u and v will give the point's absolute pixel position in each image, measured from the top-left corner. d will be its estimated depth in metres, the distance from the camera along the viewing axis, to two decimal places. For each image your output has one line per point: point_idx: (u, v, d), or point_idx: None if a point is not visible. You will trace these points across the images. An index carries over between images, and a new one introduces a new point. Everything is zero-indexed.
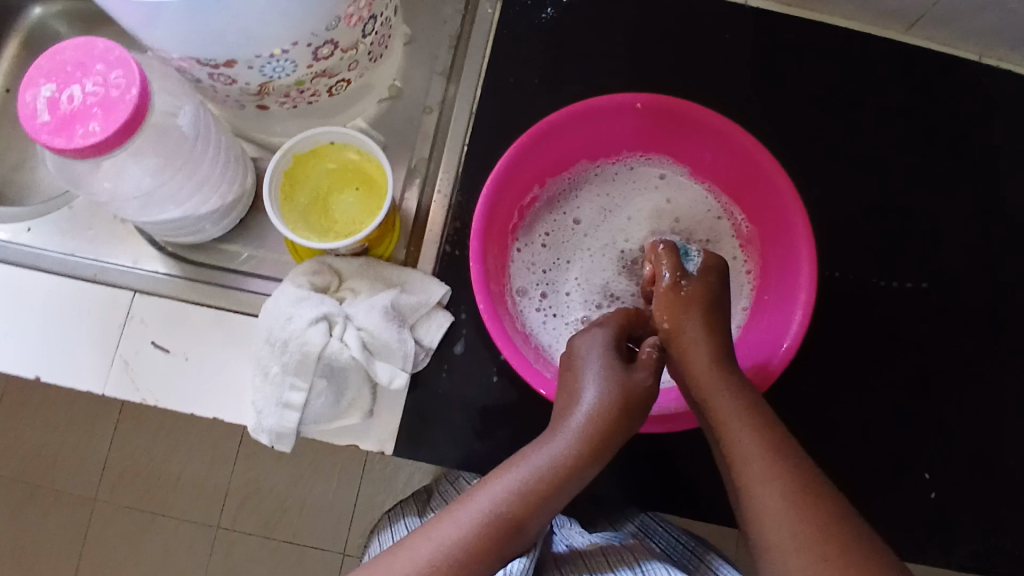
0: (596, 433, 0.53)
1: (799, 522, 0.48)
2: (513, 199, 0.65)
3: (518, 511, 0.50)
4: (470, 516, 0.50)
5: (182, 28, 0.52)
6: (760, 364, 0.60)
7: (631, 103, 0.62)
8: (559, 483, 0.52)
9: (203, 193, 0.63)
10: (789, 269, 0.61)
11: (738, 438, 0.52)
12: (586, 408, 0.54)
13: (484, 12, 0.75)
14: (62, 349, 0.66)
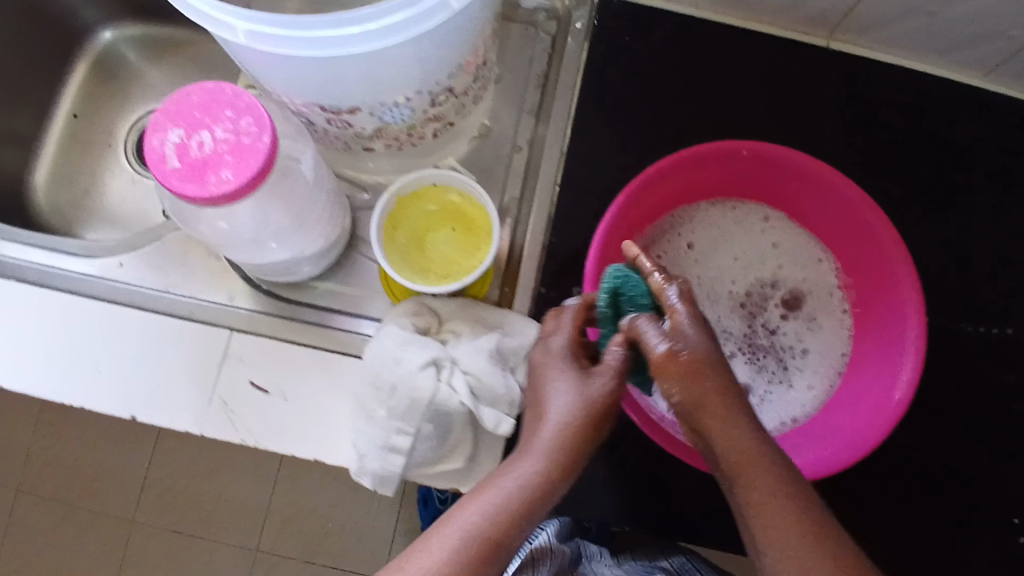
0: (565, 450, 0.54)
1: None
2: (623, 239, 0.66)
3: (491, 536, 0.50)
4: (452, 541, 0.50)
5: (320, 80, 0.53)
6: (870, 411, 0.61)
7: (740, 151, 0.63)
8: (516, 505, 0.51)
9: (310, 234, 0.63)
10: (896, 318, 0.62)
11: (772, 492, 0.51)
12: (556, 424, 0.54)
13: (573, 53, 0.76)
14: (159, 387, 0.66)
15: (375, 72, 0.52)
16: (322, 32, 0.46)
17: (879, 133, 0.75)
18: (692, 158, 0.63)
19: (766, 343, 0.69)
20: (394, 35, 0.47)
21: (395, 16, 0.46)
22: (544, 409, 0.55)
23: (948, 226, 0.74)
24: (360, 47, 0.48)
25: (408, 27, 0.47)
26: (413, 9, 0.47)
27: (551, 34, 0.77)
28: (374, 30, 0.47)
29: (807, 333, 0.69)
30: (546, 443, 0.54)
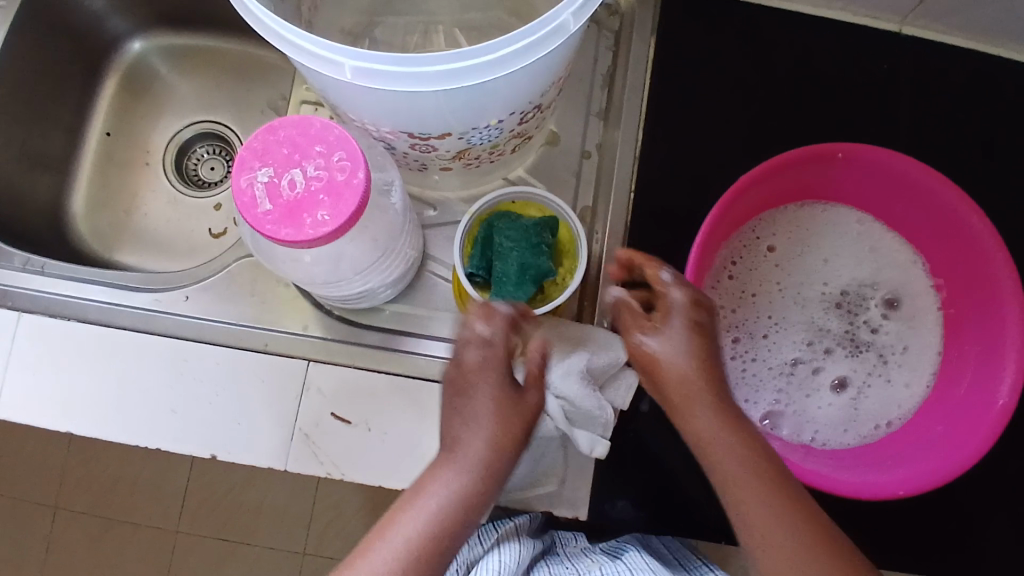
0: (489, 466, 0.50)
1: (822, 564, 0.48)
2: (714, 246, 0.63)
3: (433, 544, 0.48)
4: (396, 548, 0.48)
5: (419, 110, 0.50)
6: (972, 417, 0.59)
7: (836, 152, 0.61)
8: (447, 530, 0.49)
9: (393, 261, 0.60)
10: (993, 322, 0.60)
11: (721, 453, 0.50)
12: (479, 443, 0.50)
13: (638, 51, 0.73)
14: (237, 423, 0.64)
15: (476, 101, 0.49)
16: (430, 69, 0.43)
17: (960, 119, 0.72)
18: (783, 163, 0.61)
19: (875, 338, 0.66)
20: (505, 68, 0.45)
21: (509, 48, 0.43)
22: (468, 420, 0.51)
23: None
24: (468, 81, 0.45)
25: (520, 59, 0.44)
26: (528, 40, 0.43)
27: (614, 32, 0.74)
28: (485, 64, 0.44)
29: (905, 333, 0.66)
30: (471, 463, 0.50)
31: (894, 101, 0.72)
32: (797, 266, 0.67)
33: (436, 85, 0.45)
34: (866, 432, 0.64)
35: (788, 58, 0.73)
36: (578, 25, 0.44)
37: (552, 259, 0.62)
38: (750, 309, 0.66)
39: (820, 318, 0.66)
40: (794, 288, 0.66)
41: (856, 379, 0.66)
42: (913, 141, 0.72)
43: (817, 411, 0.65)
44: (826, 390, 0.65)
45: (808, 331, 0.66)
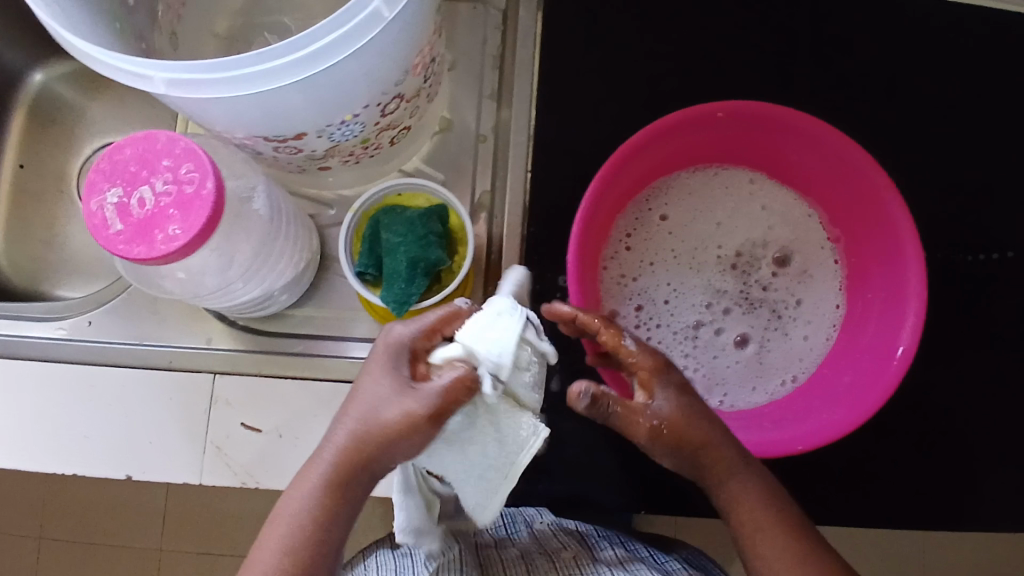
0: (377, 425, 0.45)
1: None
2: (602, 221, 0.63)
3: (333, 491, 0.46)
4: (296, 509, 0.46)
5: (257, 114, 0.49)
6: (875, 365, 0.59)
7: (715, 113, 0.59)
8: (340, 480, 0.46)
9: (278, 266, 0.60)
10: (895, 268, 0.59)
11: (752, 505, 0.50)
12: (365, 403, 0.46)
13: (527, 24, 0.71)
14: (150, 442, 0.64)
15: (313, 99, 0.49)
16: (242, 70, 0.43)
17: (855, 65, 0.72)
18: (665, 128, 0.59)
19: (767, 295, 0.66)
20: (321, 63, 0.44)
21: (319, 41, 0.43)
22: (366, 383, 0.47)
23: (937, 154, 0.71)
24: (287, 79, 0.44)
25: (334, 52, 0.44)
26: (338, 32, 0.42)
27: (501, 9, 0.72)
28: (297, 60, 0.43)
29: (803, 285, 0.66)
30: (355, 417, 0.46)
31: (783, 56, 0.72)
32: (693, 230, 0.67)
33: (254, 87, 0.44)
34: (774, 387, 0.64)
35: (675, 21, 0.72)
36: (393, 11, 0.43)
37: (444, 249, 0.61)
38: (649, 280, 0.66)
39: (717, 282, 0.66)
40: (687, 248, 0.66)
41: (756, 335, 0.65)
42: (811, 91, 0.72)
43: (725, 371, 0.64)
44: (726, 348, 0.65)
45: (710, 295, 0.66)
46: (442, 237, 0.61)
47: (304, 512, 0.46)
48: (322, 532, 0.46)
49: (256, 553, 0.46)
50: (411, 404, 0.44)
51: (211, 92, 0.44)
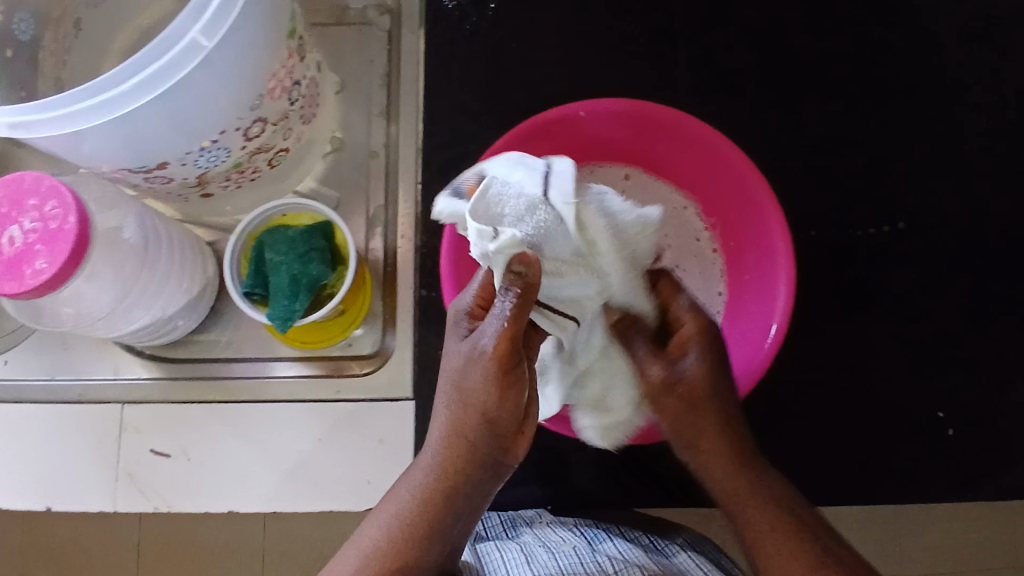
0: (470, 389, 0.49)
1: (787, 534, 0.51)
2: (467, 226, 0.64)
3: (436, 478, 0.53)
4: (411, 488, 0.54)
5: (109, 153, 0.52)
6: (750, 346, 0.60)
7: (577, 111, 0.62)
8: (455, 455, 0.52)
9: (168, 292, 0.62)
10: (768, 255, 0.61)
11: (754, 467, 0.54)
12: (455, 366, 0.50)
13: (410, 44, 0.74)
14: (65, 474, 0.66)
15: (158, 134, 0.52)
16: (70, 108, 0.47)
17: (736, 50, 0.72)
18: (529, 129, 0.61)
19: None
20: (144, 97, 0.48)
21: (138, 75, 0.47)
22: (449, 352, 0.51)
23: (826, 129, 0.71)
24: (114, 113, 0.48)
25: (156, 84, 0.47)
26: (155, 64, 0.47)
27: (386, 28, 0.74)
28: (120, 94, 0.47)
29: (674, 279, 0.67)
30: (445, 387, 0.52)
31: (664, 47, 0.73)
32: None
33: (85, 124, 0.48)
34: None
35: (553, 22, 0.74)
36: (211, 40, 0.47)
37: (328, 264, 0.63)
38: None
39: None
40: None
41: None
42: (694, 80, 0.72)
43: None
44: None
45: None
46: (324, 252, 0.63)
47: (404, 504, 0.54)
48: (412, 521, 0.53)
49: (370, 520, 0.55)
50: (477, 355, 0.48)
51: (47, 132, 0.48)
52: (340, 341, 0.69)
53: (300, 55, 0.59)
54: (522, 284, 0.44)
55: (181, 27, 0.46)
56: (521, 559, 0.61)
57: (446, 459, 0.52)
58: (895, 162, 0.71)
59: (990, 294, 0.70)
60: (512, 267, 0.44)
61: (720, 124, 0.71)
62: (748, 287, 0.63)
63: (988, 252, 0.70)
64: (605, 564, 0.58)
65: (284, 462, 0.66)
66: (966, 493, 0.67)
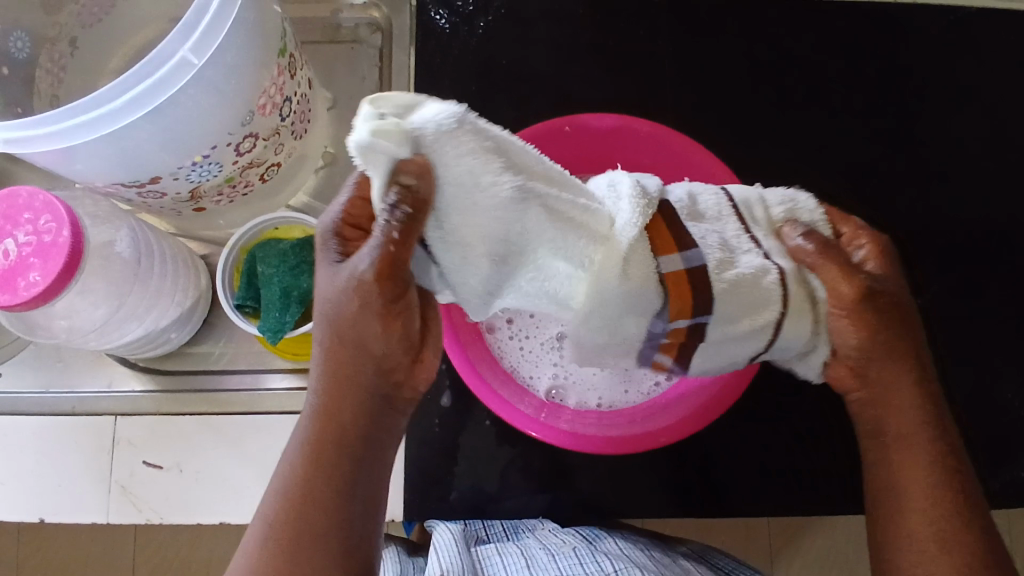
0: (341, 318, 0.46)
1: (936, 511, 0.50)
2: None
3: (315, 425, 0.49)
4: (301, 441, 0.50)
5: (100, 168, 0.53)
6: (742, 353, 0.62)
7: (563, 126, 0.63)
8: (336, 392, 0.49)
9: (160, 305, 0.63)
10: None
11: (913, 431, 0.52)
12: (326, 298, 0.47)
13: (400, 61, 0.75)
14: (59, 486, 0.66)
15: (150, 149, 0.53)
16: (63, 123, 0.48)
17: (720, 67, 0.74)
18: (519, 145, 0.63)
19: None
20: (136, 112, 0.49)
21: (130, 90, 0.48)
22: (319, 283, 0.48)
23: (806, 144, 0.73)
24: (107, 127, 0.49)
25: (148, 100, 0.49)
26: (147, 81, 0.48)
27: (377, 47, 0.76)
28: (113, 108, 0.48)
29: None
30: (318, 322, 0.48)
31: (648, 64, 0.74)
32: None
33: (78, 139, 0.49)
34: (647, 389, 0.67)
35: (541, 39, 0.75)
36: (202, 58, 0.49)
37: (318, 276, 0.64)
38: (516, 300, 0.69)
39: None
40: None
41: None
42: (679, 96, 0.74)
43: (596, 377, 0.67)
44: None
45: None
46: (316, 264, 0.64)
47: (289, 462, 0.50)
48: (297, 480, 0.49)
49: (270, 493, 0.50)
50: (351, 281, 0.45)
51: (40, 147, 0.49)
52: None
53: (291, 72, 0.60)
54: (412, 201, 0.42)
55: (172, 45, 0.48)
56: (522, 562, 0.62)
57: (332, 404, 0.49)
58: (872, 175, 0.73)
59: (969, 303, 0.71)
60: (401, 178, 0.42)
61: (704, 138, 0.73)
62: None
63: (968, 262, 0.72)
64: (606, 566, 0.60)
65: (276, 474, 0.66)
66: None
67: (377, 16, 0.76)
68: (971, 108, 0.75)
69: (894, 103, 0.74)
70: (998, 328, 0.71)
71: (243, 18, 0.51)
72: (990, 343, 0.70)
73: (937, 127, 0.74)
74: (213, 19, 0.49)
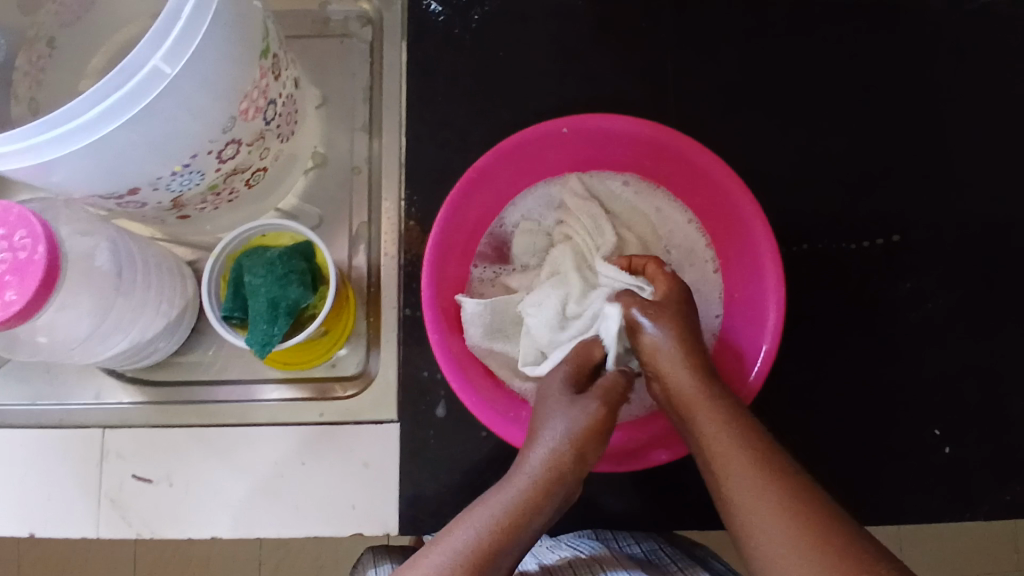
0: (552, 469, 0.52)
1: (776, 519, 0.45)
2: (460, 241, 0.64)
3: (534, 502, 0.50)
4: (479, 524, 0.49)
5: (74, 182, 0.51)
6: (744, 368, 0.61)
7: (559, 128, 0.61)
8: (545, 487, 0.51)
9: (144, 316, 0.61)
10: (759, 275, 0.60)
11: (725, 444, 0.50)
12: (541, 451, 0.52)
13: (392, 57, 0.73)
14: (48, 500, 0.65)
15: (125, 161, 0.51)
16: (30, 140, 0.45)
17: (726, 61, 0.71)
18: (510, 146, 0.60)
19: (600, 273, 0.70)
20: (108, 126, 0.47)
21: (100, 104, 0.46)
22: (534, 441, 0.54)
23: (817, 140, 0.70)
24: (77, 142, 0.46)
25: (120, 112, 0.46)
26: (118, 93, 0.46)
27: (368, 42, 0.73)
28: (84, 123, 0.46)
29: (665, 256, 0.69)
30: (546, 450, 0.53)
31: (650, 59, 0.71)
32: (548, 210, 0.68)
33: (47, 155, 0.46)
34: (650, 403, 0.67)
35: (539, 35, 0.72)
36: (175, 67, 0.47)
37: (307, 286, 0.61)
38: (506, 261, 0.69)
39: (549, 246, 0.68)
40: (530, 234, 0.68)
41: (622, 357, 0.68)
42: (682, 92, 0.71)
43: None
44: None
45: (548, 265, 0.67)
46: (304, 273, 0.62)
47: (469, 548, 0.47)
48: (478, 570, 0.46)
49: (419, 560, 0.47)
50: (591, 400, 0.55)
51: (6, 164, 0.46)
52: (324, 361, 0.67)
53: (275, 74, 0.58)
54: None
55: (143, 54, 0.45)
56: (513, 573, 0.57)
57: (533, 491, 0.51)
58: (888, 172, 0.69)
59: (987, 307, 0.68)
60: None
61: (709, 136, 0.70)
62: (741, 309, 0.64)
63: (986, 264, 0.68)
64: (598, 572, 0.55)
65: (267, 486, 0.65)
66: (964, 511, 0.65)
67: (368, 9, 0.73)
68: (997, 98, 0.70)
69: (913, 94, 0.70)
70: (1017, 333, 0.68)
71: (222, 22, 0.48)
72: (1007, 349, 0.67)
73: (960, 120, 0.70)
74: (187, 25, 0.46)
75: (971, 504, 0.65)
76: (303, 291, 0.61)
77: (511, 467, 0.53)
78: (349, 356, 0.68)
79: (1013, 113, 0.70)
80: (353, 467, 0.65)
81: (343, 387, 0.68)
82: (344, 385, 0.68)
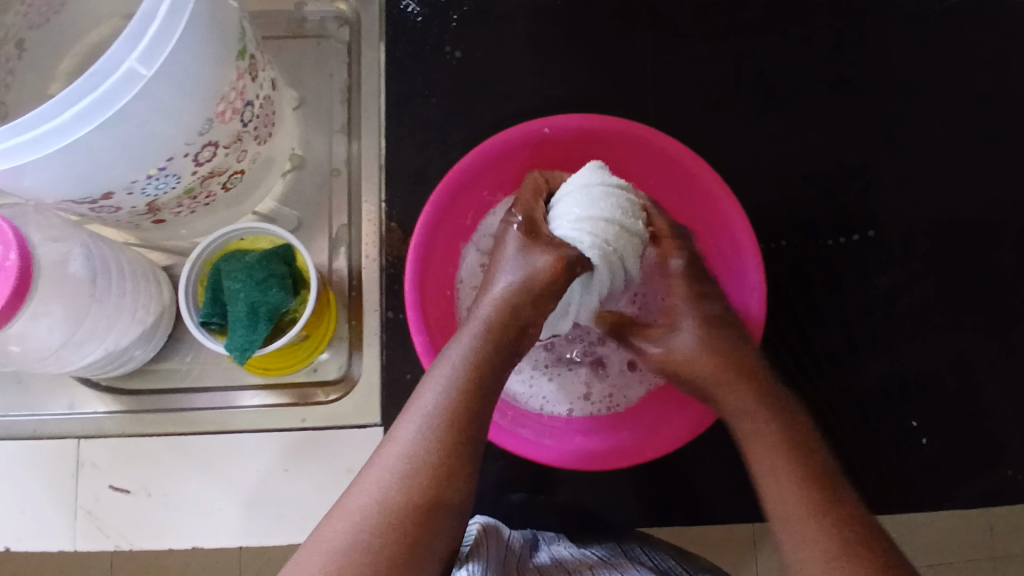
0: (509, 303, 0.54)
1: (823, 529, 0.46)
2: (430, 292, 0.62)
3: (449, 440, 0.48)
4: (425, 413, 0.49)
5: (47, 187, 0.50)
6: None
7: (541, 128, 0.61)
8: (494, 354, 0.53)
9: (118, 324, 0.60)
10: (740, 276, 0.61)
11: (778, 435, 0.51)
12: (496, 296, 0.55)
13: (370, 58, 0.72)
14: (20, 513, 0.63)
15: (98, 165, 0.49)
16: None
17: (704, 61, 0.71)
18: (489, 149, 0.61)
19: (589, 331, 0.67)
20: (80, 129, 0.46)
21: (72, 108, 0.45)
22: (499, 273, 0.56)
23: (794, 139, 0.71)
24: (51, 145, 0.45)
25: (97, 112, 0.45)
26: (91, 96, 0.45)
27: (345, 43, 0.72)
28: (56, 126, 0.45)
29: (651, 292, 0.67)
30: (489, 304, 0.55)
31: (628, 60, 0.72)
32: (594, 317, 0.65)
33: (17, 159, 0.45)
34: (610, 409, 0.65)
35: (517, 36, 0.72)
36: (151, 69, 0.46)
37: (287, 290, 0.61)
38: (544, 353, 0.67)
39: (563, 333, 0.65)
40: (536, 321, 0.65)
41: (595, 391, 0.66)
42: (661, 91, 0.71)
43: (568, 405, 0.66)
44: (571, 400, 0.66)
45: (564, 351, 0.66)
46: (285, 278, 0.61)
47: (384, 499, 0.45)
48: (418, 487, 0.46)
49: (371, 469, 0.48)
50: (499, 293, 0.55)
51: None
52: (305, 366, 0.67)
53: (252, 74, 0.56)
54: None
55: (118, 56, 0.44)
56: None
57: (482, 355, 0.52)
58: (864, 170, 0.70)
59: (962, 301, 0.69)
60: None
61: (688, 136, 0.70)
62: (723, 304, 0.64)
63: (960, 257, 0.70)
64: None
65: (248, 495, 0.64)
66: (947, 500, 0.66)
67: (345, 9, 0.72)
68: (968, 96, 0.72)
69: (887, 94, 0.71)
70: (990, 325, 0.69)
71: (199, 22, 0.48)
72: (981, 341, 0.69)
73: (930, 118, 0.71)
74: (163, 25, 0.45)
75: (951, 493, 0.67)
76: (286, 296, 0.60)
77: (430, 370, 0.53)
78: (330, 360, 0.68)
79: (981, 110, 0.72)
80: (338, 474, 0.64)
81: (325, 391, 0.68)
82: (328, 389, 0.68)
